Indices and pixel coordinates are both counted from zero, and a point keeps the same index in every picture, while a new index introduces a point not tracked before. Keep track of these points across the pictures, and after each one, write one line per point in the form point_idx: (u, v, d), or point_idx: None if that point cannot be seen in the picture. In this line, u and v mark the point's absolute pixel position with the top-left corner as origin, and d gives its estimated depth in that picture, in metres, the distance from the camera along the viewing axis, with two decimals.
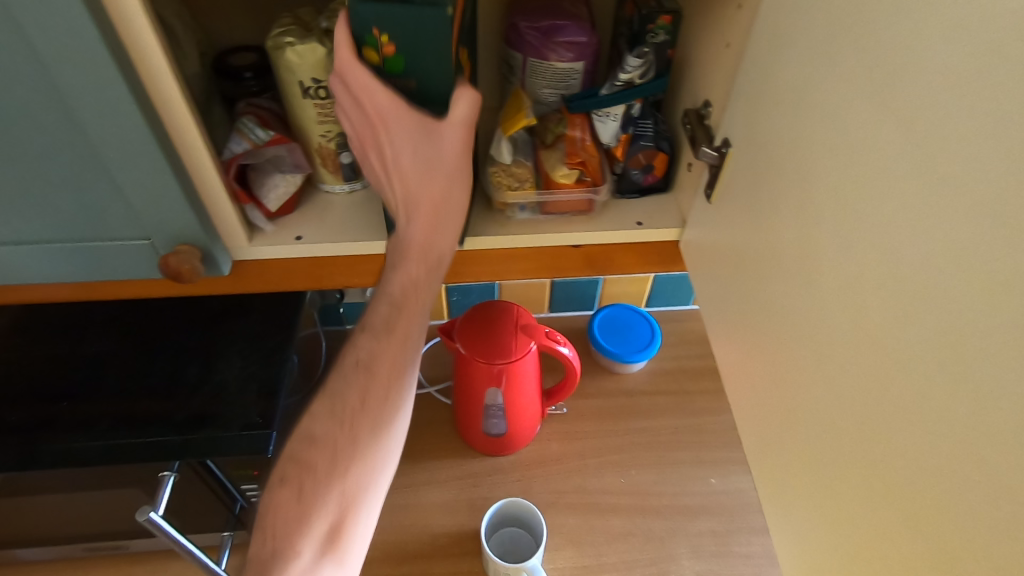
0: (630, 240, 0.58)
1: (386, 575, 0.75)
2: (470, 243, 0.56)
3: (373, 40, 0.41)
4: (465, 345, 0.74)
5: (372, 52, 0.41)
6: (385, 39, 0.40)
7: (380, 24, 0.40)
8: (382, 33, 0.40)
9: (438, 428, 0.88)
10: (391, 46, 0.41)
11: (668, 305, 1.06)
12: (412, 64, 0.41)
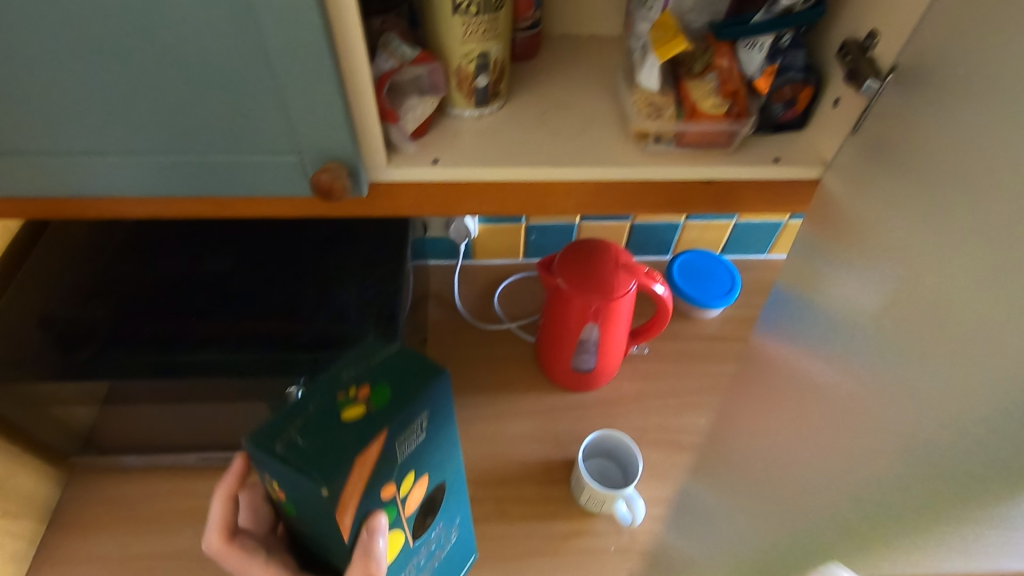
0: (767, 176, 0.56)
1: (480, 497, 0.78)
2: (607, 172, 0.55)
3: (349, 398, 0.43)
4: (566, 280, 0.74)
5: (351, 404, 0.43)
6: (357, 391, 0.43)
7: (354, 380, 0.44)
8: (355, 387, 0.43)
9: (521, 363, 0.91)
10: (363, 391, 0.43)
11: (743, 254, 1.06)
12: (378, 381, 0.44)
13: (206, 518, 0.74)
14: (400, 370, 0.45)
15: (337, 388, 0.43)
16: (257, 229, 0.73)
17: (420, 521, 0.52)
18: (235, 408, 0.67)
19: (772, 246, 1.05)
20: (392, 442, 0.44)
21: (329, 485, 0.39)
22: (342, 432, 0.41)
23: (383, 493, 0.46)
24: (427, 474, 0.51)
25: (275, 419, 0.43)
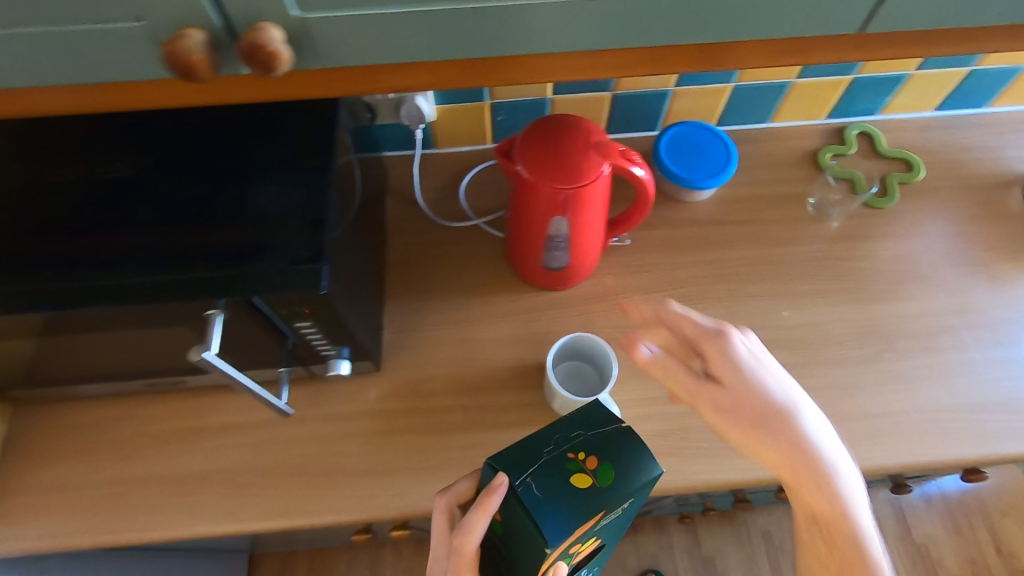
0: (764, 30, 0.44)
1: (449, 407, 0.73)
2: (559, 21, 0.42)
3: (577, 462, 0.50)
4: (528, 167, 0.63)
5: (581, 471, 0.50)
6: (583, 456, 0.51)
7: (575, 447, 0.51)
8: (579, 453, 0.51)
9: (491, 262, 0.82)
10: (592, 460, 0.50)
11: (742, 124, 0.93)
12: (614, 463, 0.50)
13: (164, 443, 0.70)
14: (633, 467, 0.50)
15: (567, 449, 0.51)
16: (160, 125, 0.61)
17: (606, 534, 0.56)
18: (162, 334, 0.59)
19: (775, 114, 0.92)
20: (607, 514, 0.50)
21: (554, 545, 0.46)
22: (566, 496, 0.48)
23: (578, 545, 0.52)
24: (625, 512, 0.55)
25: (507, 454, 0.52)
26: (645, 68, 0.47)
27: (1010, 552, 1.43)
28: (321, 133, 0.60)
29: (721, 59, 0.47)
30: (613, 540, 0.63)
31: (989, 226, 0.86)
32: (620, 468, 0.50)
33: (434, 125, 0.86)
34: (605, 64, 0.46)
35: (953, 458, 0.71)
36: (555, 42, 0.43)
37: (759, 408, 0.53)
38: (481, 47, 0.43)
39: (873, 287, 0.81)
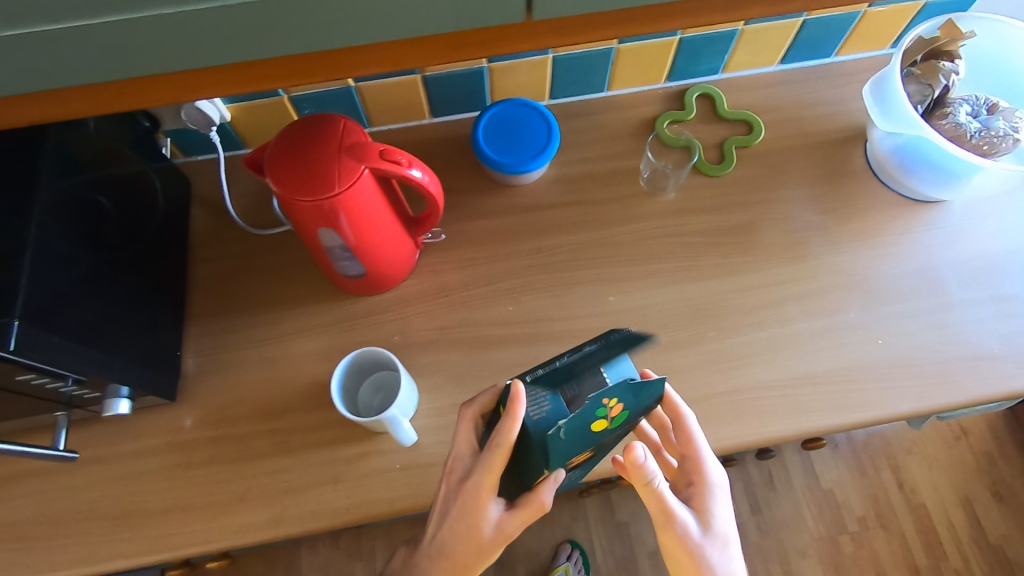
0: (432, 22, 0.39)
1: (256, 432, 0.69)
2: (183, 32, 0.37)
3: (603, 411, 0.49)
4: (276, 180, 0.58)
5: (602, 419, 0.49)
6: (613, 405, 0.49)
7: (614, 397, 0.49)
8: (611, 401, 0.49)
9: (303, 271, 0.77)
10: (617, 407, 0.49)
11: (577, 95, 0.87)
12: (635, 406, 0.51)
13: None
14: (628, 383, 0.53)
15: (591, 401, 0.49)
16: None
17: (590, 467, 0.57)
18: None
19: (609, 82, 0.86)
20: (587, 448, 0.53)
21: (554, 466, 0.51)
22: (591, 437, 0.50)
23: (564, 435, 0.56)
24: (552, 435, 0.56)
25: (561, 364, 0.54)
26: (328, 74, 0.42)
27: (912, 488, 1.46)
28: (26, 164, 0.56)
29: (410, 58, 0.42)
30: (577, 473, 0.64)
31: (828, 187, 0.82)
32: (633, 408, 0.51)
33: (233, 126, 0.79)
34: (267, 72, 0.41)
35: (770, 435, 0.69)
36: (188, 55, 0.38)
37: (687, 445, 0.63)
38: (103, 68, 0.38)
39: (703, 263, 0.78)
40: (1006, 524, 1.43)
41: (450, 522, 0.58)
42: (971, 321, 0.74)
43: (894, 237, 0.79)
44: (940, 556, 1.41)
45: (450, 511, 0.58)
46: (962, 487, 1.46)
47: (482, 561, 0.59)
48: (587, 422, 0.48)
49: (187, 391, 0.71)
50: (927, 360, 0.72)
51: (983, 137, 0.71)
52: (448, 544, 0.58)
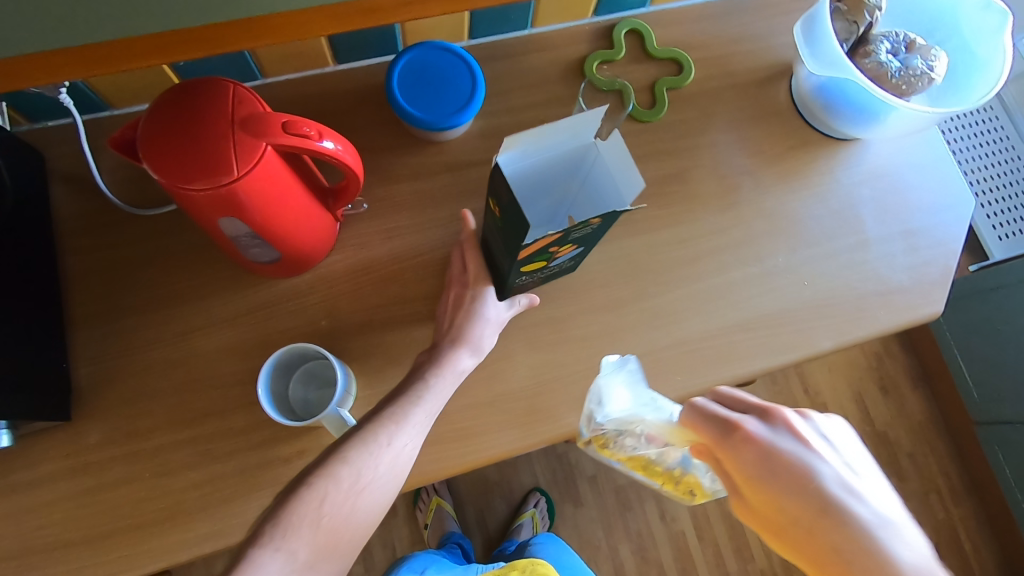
0: None
1: (173, 441, 0.62)
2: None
3: (547, 255, 0.56)
4: (155, 166, 0.48)
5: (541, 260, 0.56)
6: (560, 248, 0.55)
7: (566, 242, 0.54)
8: (559, 248, 0.54)
9: (206, 255, 0.67)
10: (562, 248, 0.55)
11: (497, 34, 0.79)
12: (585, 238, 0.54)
13: None
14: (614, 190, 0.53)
15: (548, 249, 0.54)
16: None
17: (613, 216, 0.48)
18: None
19: (533, 19, 0.79)
20: (569, 234, 0.50)
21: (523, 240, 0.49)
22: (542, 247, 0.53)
23: (555, 249, 0.54)
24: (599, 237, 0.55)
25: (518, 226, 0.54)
26: (237, 41, 0.36)
27: (815, 391, 1.62)
28: None
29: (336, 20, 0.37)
30: (583, 241, 0.56)
31: (757, 128, 0.82)
32: (596, 233, 0.53)
33: (88, 84, 0.64)
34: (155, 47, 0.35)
35: (709, 384, 0.71)
36: (57, 24, 0.33)
37: (855, 539, 0.48)
38: None
39: (638, 215, 0.76)
40: (890, 413, 1.63)
41: (461, 306, 0.65)
42: (884, 257, 0.78)
43: (817, 177, 0.80)
44: None
45: (451, 308, 0.66)
46: (855, 384, 1.64)
47: (488, 334, 0.65)
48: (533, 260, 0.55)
49: (85, 405, 0.62)
50: (845, 297, 0.76)
51: (903, 76, 0.72)
52: (464, 321, 0.64)
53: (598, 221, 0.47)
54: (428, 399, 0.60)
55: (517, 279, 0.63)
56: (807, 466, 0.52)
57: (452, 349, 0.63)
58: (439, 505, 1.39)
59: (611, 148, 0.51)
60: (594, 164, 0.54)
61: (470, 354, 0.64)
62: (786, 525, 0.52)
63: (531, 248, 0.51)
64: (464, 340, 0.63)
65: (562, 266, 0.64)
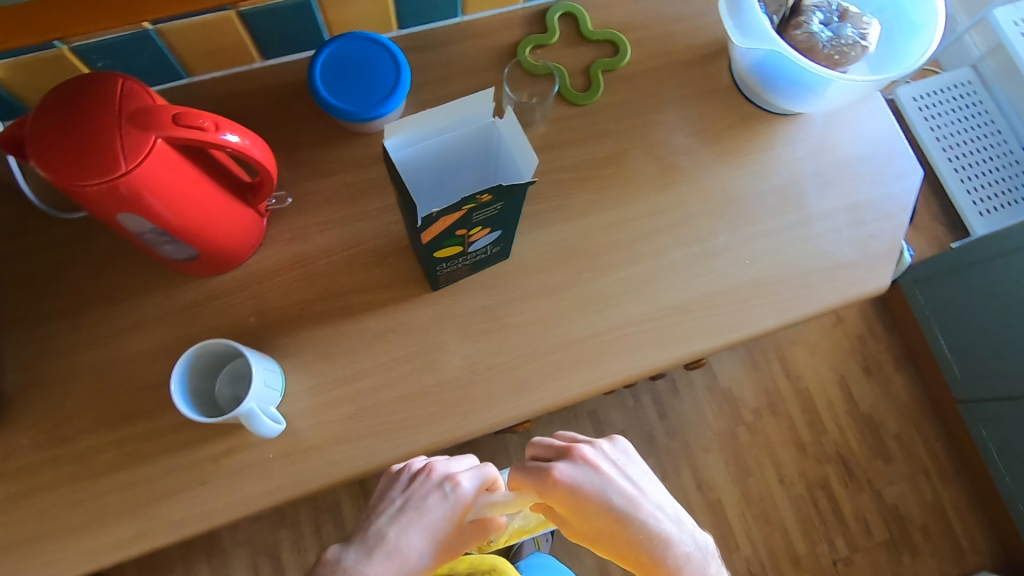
0: None
1: (101, 443, 0.62)
2: None
3: (459, 239, 0.55)
4: (42, 164, 0.47)
5: (454, 244, 0.56)
6: (471, 232, 0.55)
7: (476, 226, 0.54)
8: (469, 231, 0.54)
9: (132, 256, 0.67)
10: (474, 233, 0.55)
11: (427, 23, 0.78)
12: (494, 220, 0.54)
13: None
14: (519, 167, 0.52)
15: (457, 233, 0.54)
16: None
17: (505, 190, 0.47)
18: None
19: (462, 6, 0.78)
20: (471, 215, 0.50)
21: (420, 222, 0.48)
22: (449, 230, 0.52)
23: (464, 232, 0.54)
24: (513, 216, 0.55)
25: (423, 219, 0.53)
26: None
27: (797, 375, 1.60)
28: None
29: None
30: (497, 225, 0.56)
31: (696, 107, 0.80)
32: (504, 214, 0.54)
33: (5, 88, 0.64)
34: None
35: (646, 367, 0.70)
36: None
37: (651, 535, 0.59)
38: None
39: (574, 198, 0.75)
40: (875, 394, 1.60)
41: (413, 511, 0.60)
42: (827, 232, 0.76)
43: (759, 154, 0.79)
44: (822, 431, 1.57)
45: (408, 506, 0.60)
46: (838, 367, 1.62)
47: (471, 488, 0.62)
48: (444, 243, 0.54)
49: (12, 410, 0.62)
50: (787, 274, 0.74)
51: (834, 46, 0.70)
52: (427, 539, 0.59)
53: (488, 196, 0.47)
54: (429, 552, 0.60)
55: (440, 267, 0.62)
56: (610, 484, 0.59)
57: (437, 509, 0.60)
58: None
59: (510, 127, 0.51)
60: (498, 145, 0.54)
61: (451, 520, 0.60)
62: (592, 534, 0.60)
63: (434, 230, 0.51)
64: (450, 526, 0.60)
65: (489, 251, 0.63)
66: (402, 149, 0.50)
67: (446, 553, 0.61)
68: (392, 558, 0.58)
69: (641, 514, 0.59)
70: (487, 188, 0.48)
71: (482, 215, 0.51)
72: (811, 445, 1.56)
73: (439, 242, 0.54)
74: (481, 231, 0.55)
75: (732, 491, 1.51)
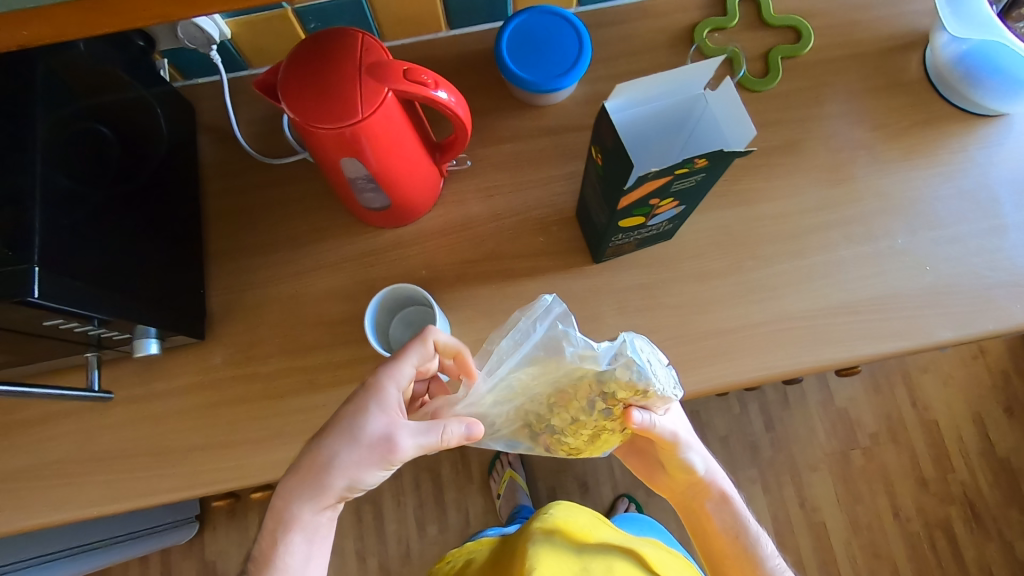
0: None
1: (285, 368, 0.68)
2: None
3: (647, 210, 0.56)
4: (292, 106, 0.53)
5: (640, 214, 0.56)
6: (660, 203, 0.55)
7: (668, 197, 0.54)
8: (659, 202, 0.54)
9: (323, 203, 0.73)
10: (662, 204, 0.55)
11: (606, 3, 0.79)
12: (687, 193, 0.54)
13: None
14: (730, 134, 0.51)
15: (649, 202, 0.54)
16: None
17: (721, 156, 0.46)
18: None
19: None
20: (673, 183, 0.50)
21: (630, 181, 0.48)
22: (647, 196, 0.52)
23: (655, 202, 0.54)
24: (702, 192, 0.55)
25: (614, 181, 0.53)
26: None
27: (925, 405, 1.48)
28: (10, 95, 0.50)
29: None
30: (684, 200, 0.56)
31: (880, 101, 0.76)
32: (698, 187, 0.53)
33: (233, 44, 0.72)
34: None
35: (806, 365, 0.67)
36: None
37: (720, 498, 0.70)
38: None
39: (743, 184, 0.73)
40: (1014, 437, 1.46)
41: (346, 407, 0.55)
42: (1021, 246, 0.70)
43: (947, 155, 0.74)
44: (948, 469, 1.45)
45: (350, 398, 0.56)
46: (973, 402, 1.48)
47: (393, 377, 0.56)
48: (633, 210, 0.55)
49: (215, 328, 0.70)
50: (972, 285, 0.69)
51: None
52: (339, 426, 0.54)
53: (704, 161, 0.46)
54: (353, 452, 0.53)
55: (613, 238, 0.63)
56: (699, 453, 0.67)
57: (351, 404, 0.55)
58: (512, 477, 1.35)
59: (724, 95, 0.50)
60: (701, 117, 0.54)
61: (373, 413, 0.54)
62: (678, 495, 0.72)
63: (633, 195, 0.51)
64: (349, 433, 0.53)
65: (662, 228, 0.64)
66: (613, 111, 0.51)
67: (385, 454, 0.53)
68: (311, 460, 0.53)
69: (719, 483, 0.70)
70: (703, 153, 0.46)
71: (684, 184, 0.51)
72: (933, 481, 1.44)
73: (628, 210, 0.55)
74: (669, 203, 0.56)
75: (838, 516, 1.43)
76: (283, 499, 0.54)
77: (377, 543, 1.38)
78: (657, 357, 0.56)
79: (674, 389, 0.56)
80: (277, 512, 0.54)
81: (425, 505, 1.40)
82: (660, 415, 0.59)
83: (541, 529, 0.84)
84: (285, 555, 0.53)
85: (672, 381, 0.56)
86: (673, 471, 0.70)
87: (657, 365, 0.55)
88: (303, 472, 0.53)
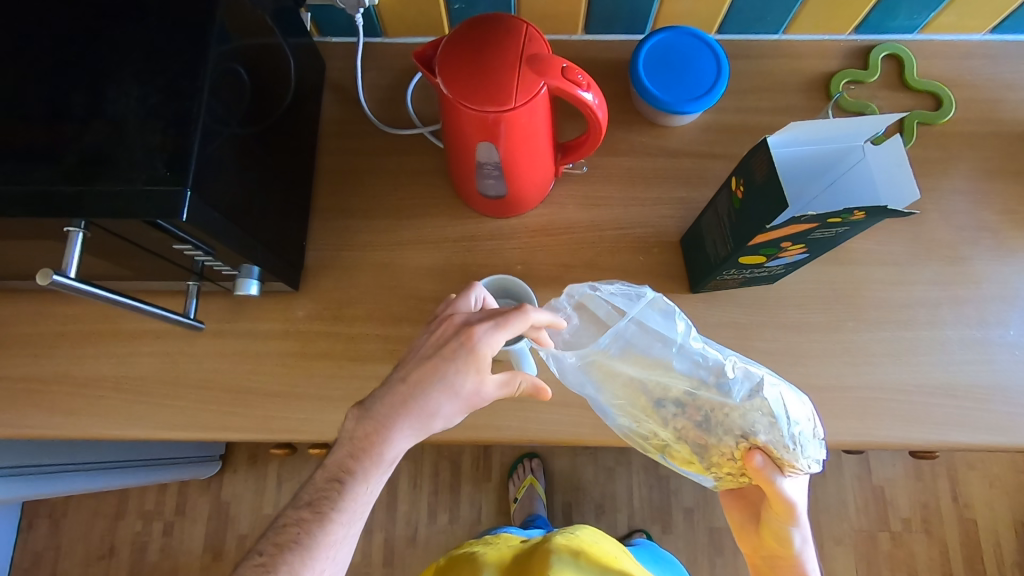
0: None
1: (369, 334, 0.69)
2: None
3: (772, 251, 0.55)
4: (446, 83, 0.53)
5: (763, 253, 0.55)
6: (789, 247, 0.54)
7: (800, 242, 0.53)
8: (789, 246, 0.53)
9: (432, 181, 0.74)
10: (790, 248, 0.54)
11: (744, 35, 0.77)
12: (819, 242, 0.53)
13: (75, 343, 0.68)
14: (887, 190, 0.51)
15: (779, 244, 0.53)
16: None
17: (882, 211, 0.45)
18: (35, 244, 0.53)
19: (789, 26, 0.76)
20: (816, 229, 0.49)
21: (778, 219, 0.47)
22: (782, 238, 0.51)
23: (786, 245, 0.53)
24: (834, 243, 0.53)
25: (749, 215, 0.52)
26: None
27: (966, 502, 1.42)
28: (188, 24, 0.52)
29: None
30: (813, 249, 0.54)
31: (1012, 185, 0.73)
32: (834, 238, 0.52)
33: (377, 11, 0.73)
34: None
35: (892, 440, 0.65)
36: None
37: None
38: None
39: (856, 243, 0.71)
40: None
41: (439, 358, 0.53)
42: None
43: None
44: (978, 572, 1.40)
45: (444, 351, 0.54)
46: (1018, 511, 1.41)
47: (495, 344, 0.54)
48: (760, 249, 0.54)
49: (309, 281, 0.71)
50: None
51: None
52: (440, 379, 0.53)
53: (863, 213, 0.45)
54: (451, 405, 0.53)
55: (723, 273, 0.62)
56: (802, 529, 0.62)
57: (450, 363, 0.53)
58: (532, 485, 1.34)
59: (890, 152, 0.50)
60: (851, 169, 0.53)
61: (472, 376, 0.53)
62: (759, 562, 0.67)
63: (770, 235, 0.50)
64: (451, 387, 0.53)
65: (774, 271, 0.63)
66: (772, 145, 0.50)
67: (471, 408, 0.55)
68: (414, 403, 0.53)
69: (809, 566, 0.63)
70: (861, 204, 0.45)
71: (827, 232, 0.49)
72: None
73: (754, 247, 0.53)
74: (797, 248, 0.54)
75: None
76: (376, 438, 0.53)
77: (386, 520, 1.38)
78: (805, 415, 0.54)
79: (815, 461, 0.54)
80: (372, 451, 0.53)
81: (439, 493, 1.39)
82: (790, 479, 0.55)
83: (565, 548, 0.73)
84: (370, 488, 0.54)
85: (817, 453, 0.54)
86: (765, 535, 0.64)
87: (802, 423, 0.53)
88: (401, 413, 0.53)
